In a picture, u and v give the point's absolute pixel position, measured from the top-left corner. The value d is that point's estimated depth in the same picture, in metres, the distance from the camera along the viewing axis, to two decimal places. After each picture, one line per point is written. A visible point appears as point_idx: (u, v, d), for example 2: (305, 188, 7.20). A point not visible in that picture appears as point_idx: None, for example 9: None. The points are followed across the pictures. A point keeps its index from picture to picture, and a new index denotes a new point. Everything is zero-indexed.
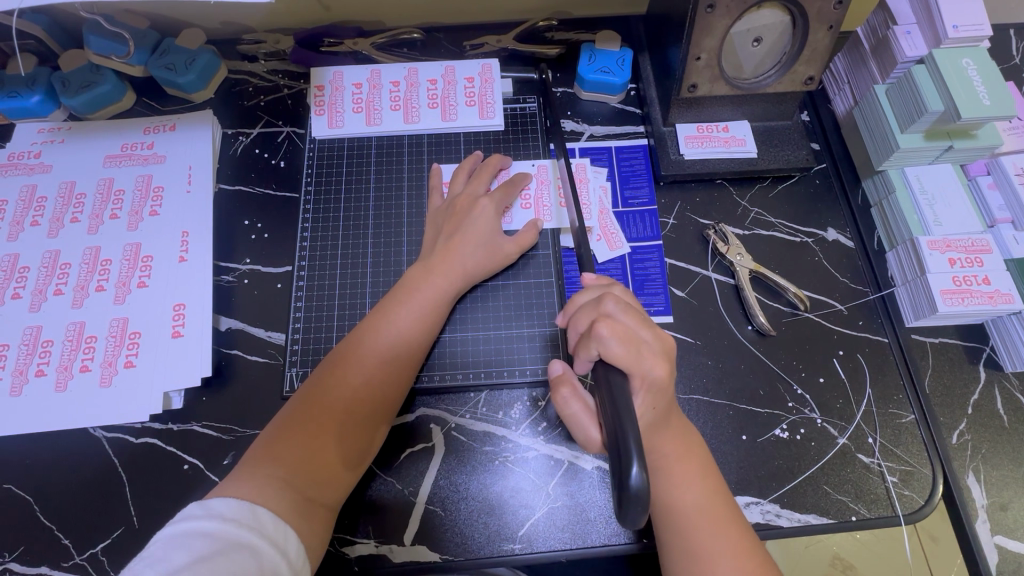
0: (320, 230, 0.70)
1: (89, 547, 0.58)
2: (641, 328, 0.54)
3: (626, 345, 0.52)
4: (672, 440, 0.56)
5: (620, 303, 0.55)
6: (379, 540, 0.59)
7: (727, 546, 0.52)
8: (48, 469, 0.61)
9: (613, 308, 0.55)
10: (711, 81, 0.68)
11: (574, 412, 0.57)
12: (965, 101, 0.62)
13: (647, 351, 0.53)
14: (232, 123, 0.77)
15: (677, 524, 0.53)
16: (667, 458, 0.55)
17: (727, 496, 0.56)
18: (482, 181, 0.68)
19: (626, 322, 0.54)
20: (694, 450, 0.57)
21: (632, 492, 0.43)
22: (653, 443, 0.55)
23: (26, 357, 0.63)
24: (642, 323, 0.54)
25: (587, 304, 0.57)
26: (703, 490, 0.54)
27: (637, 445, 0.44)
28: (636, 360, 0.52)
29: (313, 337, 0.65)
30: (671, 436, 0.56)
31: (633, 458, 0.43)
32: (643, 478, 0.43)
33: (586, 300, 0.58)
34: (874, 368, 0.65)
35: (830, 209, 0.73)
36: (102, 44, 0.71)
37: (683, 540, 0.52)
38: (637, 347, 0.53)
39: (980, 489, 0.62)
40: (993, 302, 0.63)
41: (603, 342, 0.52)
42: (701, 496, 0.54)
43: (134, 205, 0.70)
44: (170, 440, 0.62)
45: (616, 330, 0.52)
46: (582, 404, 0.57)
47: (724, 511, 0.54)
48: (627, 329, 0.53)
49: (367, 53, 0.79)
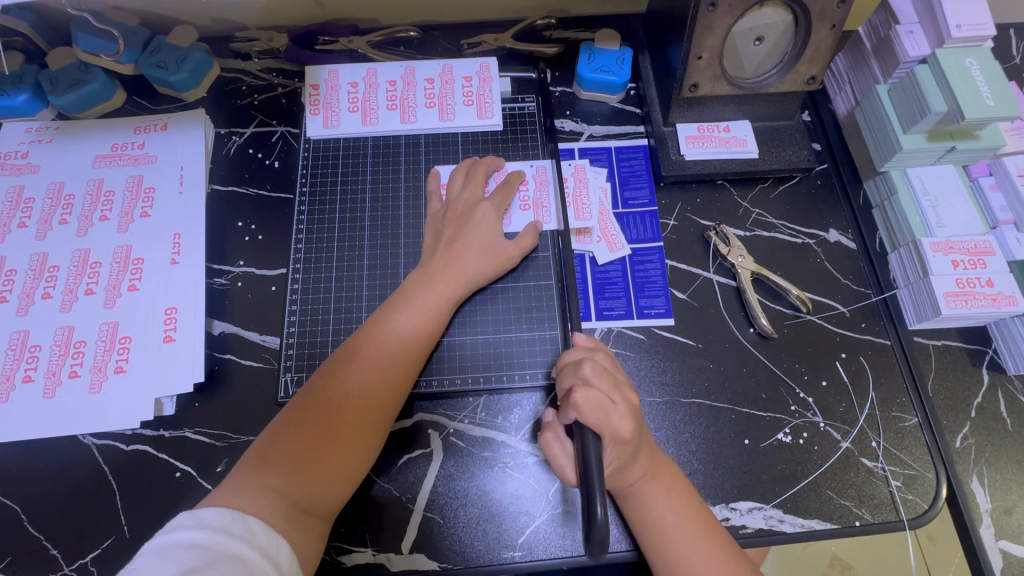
0: (316, 232, 0.69)
1: (78, 558, 0.57)
2: (614, 392, 0.53)
3: (599, 414, 0.51)
4: (643, 465, 0.54)
5: (597, 366, 0.55)
6: (376, 548, 0.58)
7: (713, 560, 0.52)
8: (36, 477, 0.59)
9: (590, 372, 0.54)
10: (713, 80, 0.67)
11: (555, 455, 0.57)
12: (968, 102, 0.62)
13: (618, 416, 0.52)
14: (225, 122, 0.76)
15: (658, 545, 0.53)
16: (640, 483, 0.54)
17: (704, 506, 0.55)
18: (478, 184, 0.67)
19: (600, 387, 0.53)
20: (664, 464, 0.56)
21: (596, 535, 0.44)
22: (649, 455, 0.54)
23: (13, 362, 0.61)
24: (614, 387, 0.54)
25: (568, 366, 0.56)
26: (689, 506, 0.54)
27: (602, 490, 0.46)
28: (605, 421, 0.51)
29: (309, 342, 0.64)
30: (643, 460, 0.54)
31: (597, 500, 0.45)
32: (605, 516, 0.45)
33: (569, 359, 0.58)
34: (877, 371, 0.65)
35: (831, 211, 0.72)
36: (91, 42, 0.70)
37: (667, 561, 0.52)
38: (607, 410, 0.52)
39: (984, 493, 0.61)
40: (996, 304, 0.63)
41: (580, 411, 0.51)
42: (680, 512, 0.53)
43: (124, 206, 0.69)
44: (162, 447, 0.61)
45: (591, 398, 0.51)
46: (563, 448, 0.57)
47: (706, 524, 0.54)
48: (601, 396, 0.52)
49: (362, 51, 0.77)
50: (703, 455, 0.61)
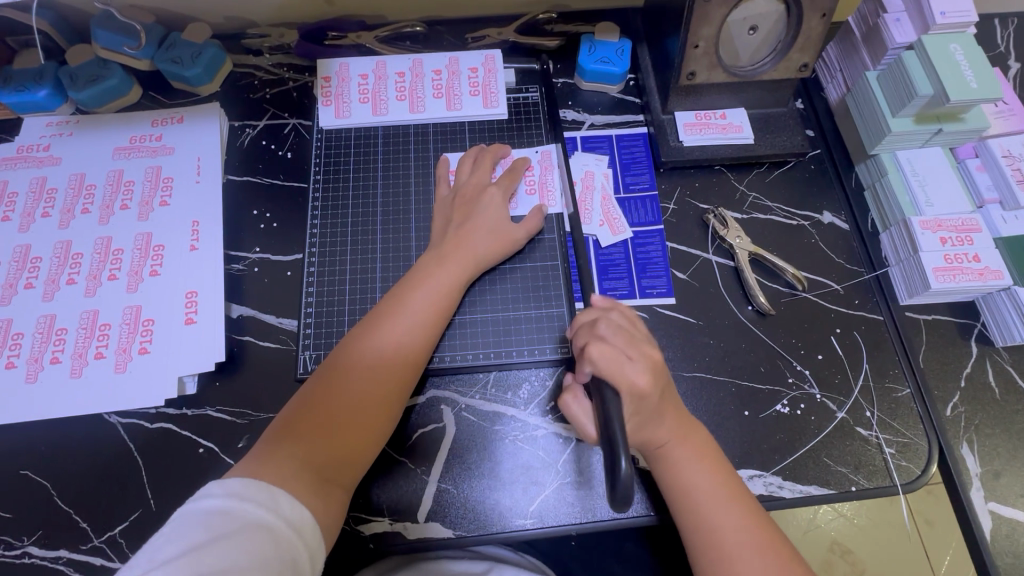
0: (329, 218, 0.72)
1: (106, 530, 0.59)
2: (629, 348, 0.57)
3: (614, 365, 0.55)
4: (669, 427, 0.57)
5: (611, 325, 0.58)
6: (392, 518, 0.60)
7: (738, 520, 0.54)
8: (64, 454, 0.62)
9: (603, 330, 0.58)
10: (709, 69, 0.70)
11: (576, 413, 0.59)
12: (953, 85, 0.65)
13: (632, 366, 0.55)
14: (239, 115, 0.79)
15: (686, 505, 0.55)
16: (668, 447, 0.57)
17: (731, 471, 0.58)
18: (486, 170, 0.70)
19: (615, 343, 0.57)
20: (693, 429, 0.58)
21: (620, 482, 0.45)
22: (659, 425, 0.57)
23: (40, 345, 0.64)
24: (630, 344, 0.57)
25: (583, 326, 0.60)
26: (707, 468, 0.56)
27: (625, 442, 0.47)
28: (622, 373, 0.55)
29: (325, 322, 0.67)
30: (669, 423, 0.57)
31: (622, 454, 0.46)
32: (630, 470, 0.46)
33: (583, 319, 0.60)
34: (870, 345, 0.67)
35: (824, 193, 0.75)
36: (111, 38, 0.73)
37: (695, 521, 0.55)
38: (624, 362, 0.55)
39: (974, 459, 0.64)
40: (982, 278, 0.66)
41: (597, 362, 0.55)
42: (705, 476, 0.56)
43: (143, 196, 0.71)
44: (185, 425, 0.63)
45: (606, 351, 0.55)
46: (581, 406, 0.59)
47: (733, 487, 0.56)
48: (616, 350, 0.56)
49: (370, 46, 0.80)
50: (704, 426, 0.64)
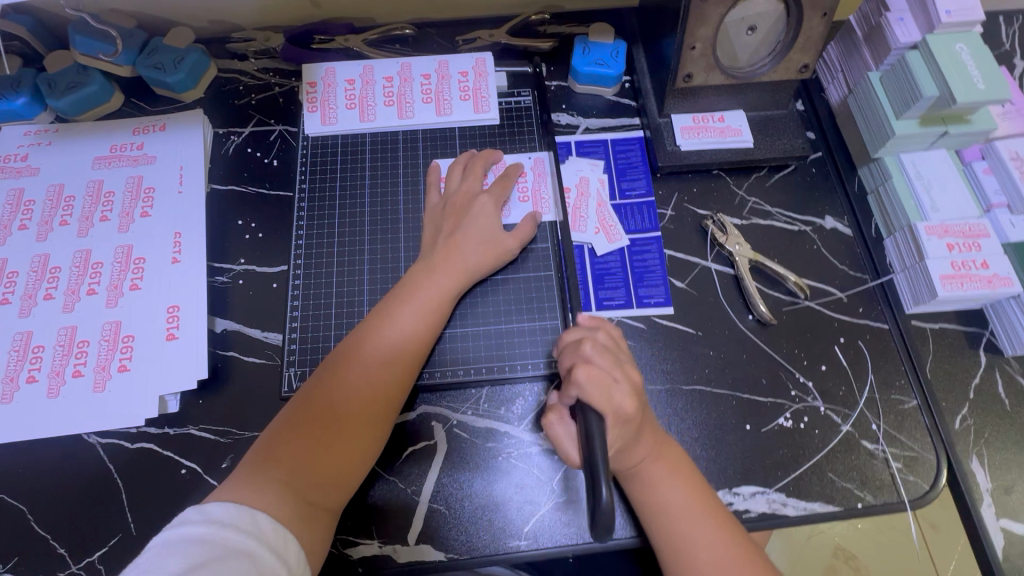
0: (316, 228, 0.70)
1: (85, 556, 0.57)
2: (614, 368, 0.54)
3: (601, 389, 0.52)
4: (646, 447, 0.54)
5: (597, 345, 0.56)
6: (382, 540, 0.58)
7: (719, 542, 0.52)
8: (42, 477, 0.60)
9: (590, 351, 0.55)
10: (707, 71, 0.67)
11: (559, 436, 0.56)
12: (958, 86, 0.63)
13: (619, 390, 0.53)
14: (223, 122, 0.76)
15: (659, 524, 0.53)
16: (642, 465, 0.55)
17: (707, 488, 0.55)
18: (477, 177, 0.68)
19: (601, 364, 0.54)
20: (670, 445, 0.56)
21: (602, 513, 0.43)
22: (643, 444, 0.54)
23: (16, 363, 0.61)
24: (615, 365, 0.55)
25: (569, 345, 0.57)
26: (682, 488, 0.54)
27: (606, 469, 0.45)
28: (608, 399, 0.52)
29: (311, 336, 0.65)
30: (645, 442, 0.55)
31: (603, 483, 0.44)
32: (610, 501, 0.44)
33: (570, 338, 0.58)
34: (875, 355, 0.65)
35: (827, 198, 0.73)
36: (88, 44, 0.70)
37: (672, 545, 0.52)
38: (609, 386, 0.52)
39: (984, 473, 0.62)
40: (991, 285, 0.63)
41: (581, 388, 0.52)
42: (680, 495, 0.54)
43: (124, 207, 0.69)
44: (167, 444, 0.61)
45: (592, 375, 0.52)
46: (566, 429, 0.56)
47: (707, 506, 0.54)
48: (603, 374, 0.53)
49: (358, 49, 0.78)
50: (705, 441, 0.61)
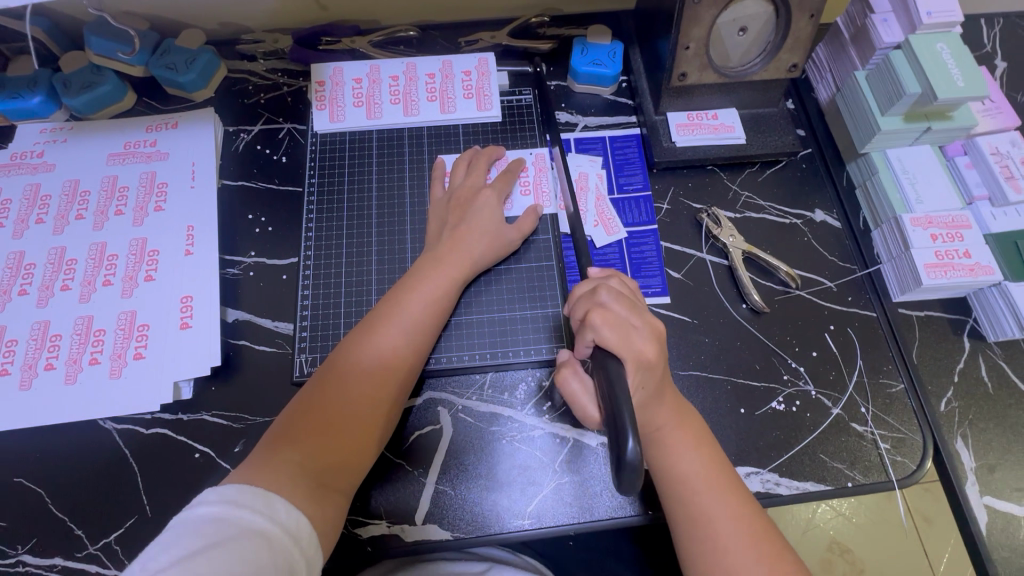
0: (325, 221, 0.72)
1: (102, 537, 0.59)
2: (631, 315, 0.57)
3: (619, 333, 0.55)
4: (667, 411, 0.58)
5: (613, 292, 0.59)
6: (390, 521, 0.60)
7: (732, 511, 0.54)
8: (59, 461, 0.61)
9: (606, 298, 0.58)
10: (701, 69, 0.70)
11: (574, 390, 0.59)
12: (940, 83, 0.66)
13: (637, 335, 0.56)
14: (233, 120, 0.79)
15: (677, 492, 0.55)
16: (663, 431, 0.57)
17: (725, 464, 0.57)
18: (481, 172, 0.71)
19: (617, 310, 0.57)
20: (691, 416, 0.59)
21: (627, 465, 0.44)
22: (657, 414, 0.57)
23: (34, 351, 0.63)
24: (632, 311, 0.58)
25: (582, 297, 0.60)
26: (699, 458, 0.56)
27: (631, 421, 0.46)
28: (626, 343, 0.55)
29: (321, 324, 0.67)
30: (665, 408, 0.58)
31: (630, 435, 0.45)
32: (638, 450, 0.45)
33: (582, 291, 0.60)
34: (864, 341, 0.68)
35: (816, 192, 0.76)
36: (103, 44, 0.72)
37: (688, 511, 0.54)
38: (627, 331, 0.56)
39: (969, 453, 0.64)
40: (973, 273, 0.66)
41: (600, 329, 0.55)
42: (699, 465, 0.56)
43: (138, 201, 0.71)
44: (181, 429, 0.63)
45: (608, 319, 0.55)
46: (580, 383, 0.59)
47: (723, 479, 0.56)
48: (619, 319, 0.56)
49: (364, 50, 0.81)
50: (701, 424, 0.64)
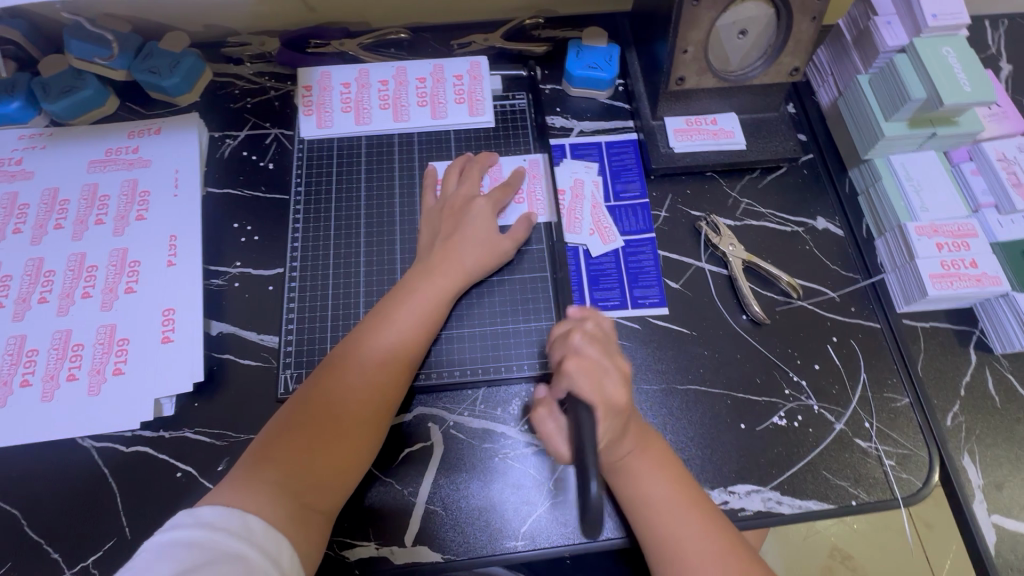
0: (312, 230, 0.70)
1: (79, 561, 0.56)
2: (603, 357, 0.55)
3: (590, 379, 0.52)
4: (631, 439, 0.55)
5: (587, 335, 0.57)
6: (379, 543, 0.58)
7: (701, 531, 0.53)
8: (35, 482, 0.59)
9: (579, 342, 0.56)
10: (699, 73, 0.68)
11: (551, 430, 0.56)
12: (946, 88, 0.64)
13: (610, 380, 0.53)
14: (219, 126, 0.77)
15: (645, 518, 0.54)
16: (629, 457, 0.55)
17: (694, 482, 0.56)
18: (474, 180, 0.69)
19: (591, 354, 0.55)
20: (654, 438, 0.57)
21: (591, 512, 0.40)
22: (624, 444, 0.54)
23: (10, 367, 0.61)
24: (606, 355, 0.55)
25: (559, 339, 0.59)
26: (667, 481, 0.55)
27: (597, 461, 0.43)
28: (598, 387, 0.52)
29: (308, 338, 0.65)
30: (631, 436, 0.55)
31: (592, 472, 0.42)
32: (600, 495, 0.41)
33: (560, 330, 0.60)
34: (867, 354, 0.66)
35: (818, 199, 0.74)
36: (83, 48, 0.70)
37: (657, 536, 0.53)
38: (599, 376, 0.53)
39: (975, 469, 0.62)
40: (980, 284, 0.64)
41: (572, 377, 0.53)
42: (668, 487, 0.54)
43: (119, 210, 0.69)
44: (162, 448, 0.61)
45: (582, 364, 0.53)
46: (556, 423, 0.56)
47: (692, 496, 0.54)
48: (592, 364, 0.54)
49: (354, 53, 0.78)
50: (700, 441, 0.62)
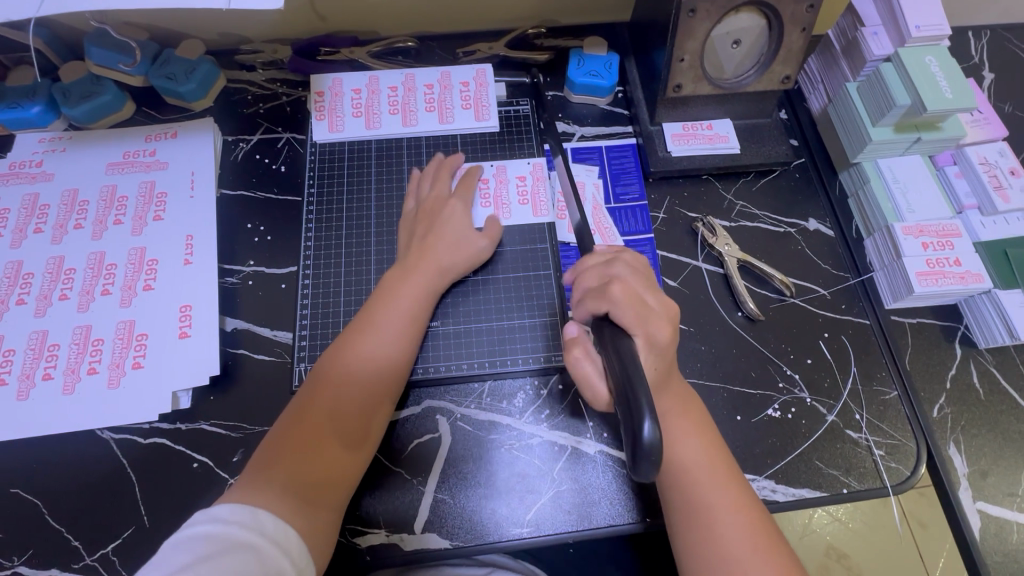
0: (324, 229, 0.72)
1: (99, 548, 0.58)
2: (648, 293, 0.57)
3: (635, 308, 0.55)
4: (671, 398, 0.58)
5: (629, 267, 0.59)
6: (389, 530, 0.60)
7: (732, 502, 0.54)
8: (56, 472, 0.61)
9: (620, 270, 0.59)
10: (695, 81, 0.72)
11: (586, 371, 0.58)
12: (929, 95, 0.67)
13: (655, 317, 0.55)
14: (232, 130, 0.79)
15: (678, 484, 0.55)
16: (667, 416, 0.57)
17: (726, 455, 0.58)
18: (444, 181, 0.72)
19: (632, 281, 0.58)
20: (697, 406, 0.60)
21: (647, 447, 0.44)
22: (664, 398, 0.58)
23: (32, 361, 0.63)
24: (647, 288, 0.58)
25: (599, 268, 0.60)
26: (702, 447, 0.57)
27: (649, 403, 0.45)
28: (642, 321, 0.54)
29: (321, 332, 0.67)
30: (671, 394, 0.58)
31: (645, 415, 0.44)
32: (655, 433, 0.44)
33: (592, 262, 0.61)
34: (858, 349, 0.69)
35: (809, 202, 0.77)
36: (105, 55, 0.73)
37: (687, 503, 0.54)
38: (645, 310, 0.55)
39: (961, 458, 0.65)
40: (964, 281, 0.67)
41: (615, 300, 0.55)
42: (701, 453, 0.56)
43: (137, 211, 0.71)
44: (180, 439, 0.63)
45: (625, 291, 0.56)
46: (592, 365, 0.58)
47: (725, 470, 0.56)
48: (635, 291, 0.56)
49: (363, 61, 0.81)
50: None
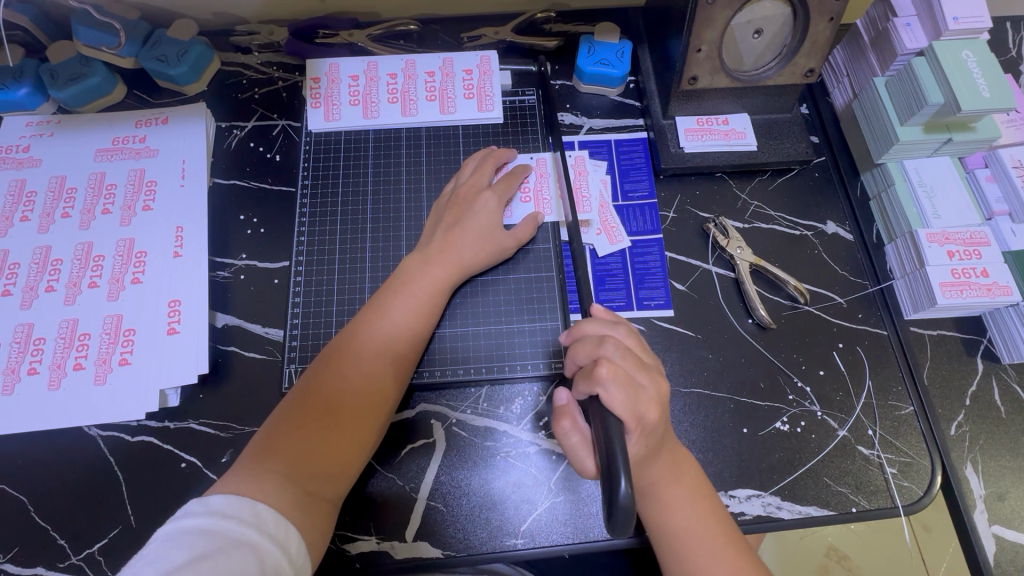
0: (318, 224, 0.70)
1: (84, 547, 0.57)
2: (638, 371, 0.54)
3: (627, 391, 0.51)
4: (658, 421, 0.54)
5: (620, 346, 0.55)
6: (380, 537, 0.59)
7: (699, 513, 0.55)
8: (42, 469, 0.60)
9: (612, 350, 0.54)
10: (712, 73, 0.67)
11: (574, 443, 0.56)
12: (964, 93, 0.62)
13: (645, 397, 0.53)
14: (226, 116, 0.76)
15: (653, 503, 0.55)
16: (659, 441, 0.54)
17: (697, 470, 0.57)
18: (486, 173, 0.68)
19: (624, 365, 0.53)
20: (710, 498, 0.56)
21: (620, 507, 0.43)
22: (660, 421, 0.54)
23: (17, 355, 0.62)
24: (640, 368, 0.54)
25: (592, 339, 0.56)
26: (663, 464, 0.55)
27: (625, 463, 0.45)
28: (634, 402, 0.51)
29: (313, 332, 0.65)
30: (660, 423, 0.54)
31: (621, 474, 0.44)
32: (630, 493, 0.44)
33: (589, 332, 0.57)
34: (873, 360, 0.66)
35: (829, 202, 0.73)
36: (91, 35, 0.70)
37: (660, 524, 0.55)
38: (633, 392, 0.52)
39: (978, 480, 0.62)
40: (990, 294, 0.64)
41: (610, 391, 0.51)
42: (666, 469, 0.55)
43: (126, 200, 0.69)
44: (167, 438, 0.61)
45: (616, 373, 0.52)
46: (580, 435, 0.56)
47: (694, 485, 0.56)
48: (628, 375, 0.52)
49: (363, 44, 0.77)
50: (702, 444, 0.62)
